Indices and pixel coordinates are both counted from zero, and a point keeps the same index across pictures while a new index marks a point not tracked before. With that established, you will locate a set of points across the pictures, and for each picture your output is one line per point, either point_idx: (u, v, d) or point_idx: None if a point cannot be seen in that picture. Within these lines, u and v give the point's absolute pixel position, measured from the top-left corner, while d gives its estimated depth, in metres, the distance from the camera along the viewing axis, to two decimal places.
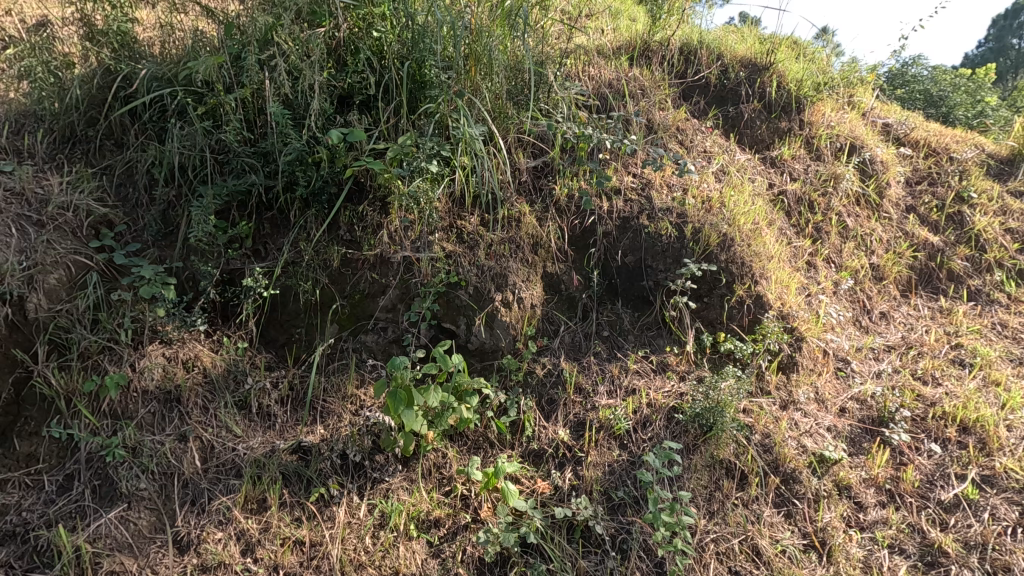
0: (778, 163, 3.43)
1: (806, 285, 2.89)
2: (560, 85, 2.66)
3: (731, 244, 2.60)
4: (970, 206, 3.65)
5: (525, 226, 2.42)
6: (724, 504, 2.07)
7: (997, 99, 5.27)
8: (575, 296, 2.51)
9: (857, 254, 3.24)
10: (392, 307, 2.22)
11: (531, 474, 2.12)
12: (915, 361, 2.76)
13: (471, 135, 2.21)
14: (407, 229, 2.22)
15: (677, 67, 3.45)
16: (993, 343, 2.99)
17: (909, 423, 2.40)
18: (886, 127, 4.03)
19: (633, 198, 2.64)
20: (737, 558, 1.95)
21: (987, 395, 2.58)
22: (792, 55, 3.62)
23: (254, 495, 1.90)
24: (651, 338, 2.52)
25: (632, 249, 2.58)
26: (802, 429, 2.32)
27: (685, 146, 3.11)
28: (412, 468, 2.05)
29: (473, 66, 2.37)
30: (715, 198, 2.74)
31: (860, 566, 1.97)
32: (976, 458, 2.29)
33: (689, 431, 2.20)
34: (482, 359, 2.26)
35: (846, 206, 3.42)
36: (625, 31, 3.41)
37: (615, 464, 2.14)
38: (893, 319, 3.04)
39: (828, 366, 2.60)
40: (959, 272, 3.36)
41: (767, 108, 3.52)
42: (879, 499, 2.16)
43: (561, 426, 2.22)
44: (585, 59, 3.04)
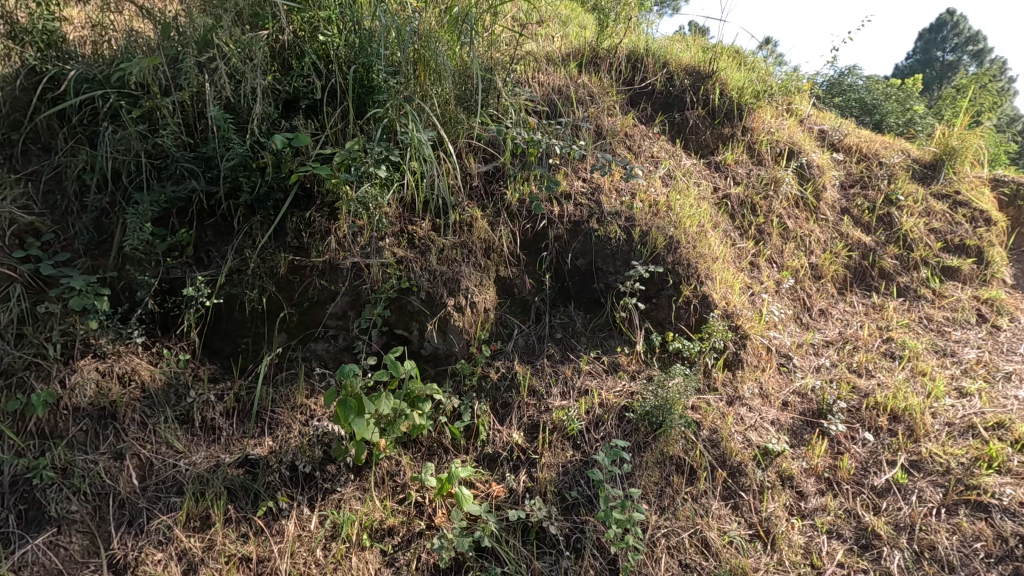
0: (722, 168, 3.56)
1: (749, 285, 3.01)
2: (509, 91, 2.69)
3: (677, 246, 2.69)
4: (899, 208, 3.88)
5: (477, 231, 2.43)
6: (674, 500, 2.12)
7: (924, 108, 5.63)
8: (528, 299, 2.54)
9: (797, 254, 3.40)
10: (342, 314, 2.18)
11: (486, 478, 2.12)
12: (851, 355, 2.92)
13: (420, 140, 2.21)
14: (357, 235, 2.20)
15: (624, 74, 3.55)
16: (920, 335, 3.18)
17: (845, 414, 2.53)
18: (822, 133, 4.25)
19: (583, 202, 2.69)
20: (687, 551, 2.00)
21: (915, 384, 2.74)
22: (733, 65, 3.78)
23: (197, 513, 1.83)
24: (602, 339, 2.57)
25: (582, 252, 2.63)
26: (747, 424, 2.41)
27: (633, 151, 3.19)
28: (365, 477, 2.03)
29: (422, 71, 2.37)
30: (662, 201, 2.83)
31: (802, 553, 2.06)
32: (905, 444, 2.42)
33: (639, 429, 2.25)
34: (436, 364, 2.25)
35: (786, 208, 3.58)
36: (574, 38, 3.48)
37: (568, 464, 2.16)
38: (831, 315, 3.21)
39: (770, 362, 2.72)
40: (889, 270, 3.56)
41: (710, 115, 3.67)
42: (819, 487, 2.25)
43: (516, 429, 2.24)
44: (535, 65, 3.09)
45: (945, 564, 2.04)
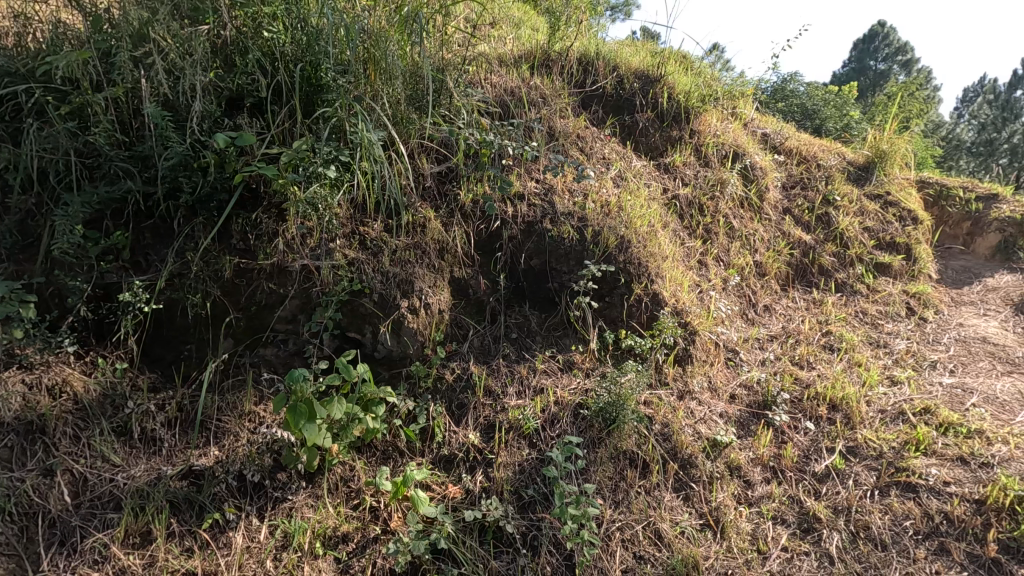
0: (671, 169, 3.67)
1: (698, 283, 3.12)
2: (462, 91, 2.69)
3: (628, 246, 2.75)
4: (836, 208, 4.09)
5: (430, 231, 2.42)
6: (628, 493, 2.17)
7: (859, 114, 5.97)
8: (483, 299, 2.54)
9: (743, 252, 3.53)
10: (292, 317, 2.13)
11: (442, 480, 2.11)
12: (793, 349, 3.06)
13: (371, 140, 2.18)
14: (306, 236, 2.15)
15: (576, 77, 3.61)
16: (856, 328, 3.36)
17: (789, 405, 2.64)
18: (764, 136, 4.44)
19: (537, 203, 2.72)
20: (641, 543, 2.04)
21: (851, 374, 2.89)
22: (681, 69, 3.91)
23: (136, 529, 1.74)
24: (557, 338, 2.61)
25: (536, 252, 2.65)
26: (697, 417, 2.49)
27: (585, 152, 3.25)
28: (318, 484, 1.99)
29: (373, 71, 2.34)
30: (614, 202, 2.89)
31: (749, 539, 2.12)
32: (842, 431, 2.53)
33: (593, 425, 2.28)
34: (390, 367, 2.23)
35: (732, 208, 3.71)
36: (526, 41, 3.51)
37: (524, 463, 2.17)
38: (775, 311, 3.35)
39: (719, 357, 2.82)
40: (828, 267, 3.75)
41: (659, 118, 3.78)
42: (764, 476, 2.34)
43: (472, 429, 2.24)
44: (488, 66, 3.10)
45: (879, 543, 2.11)
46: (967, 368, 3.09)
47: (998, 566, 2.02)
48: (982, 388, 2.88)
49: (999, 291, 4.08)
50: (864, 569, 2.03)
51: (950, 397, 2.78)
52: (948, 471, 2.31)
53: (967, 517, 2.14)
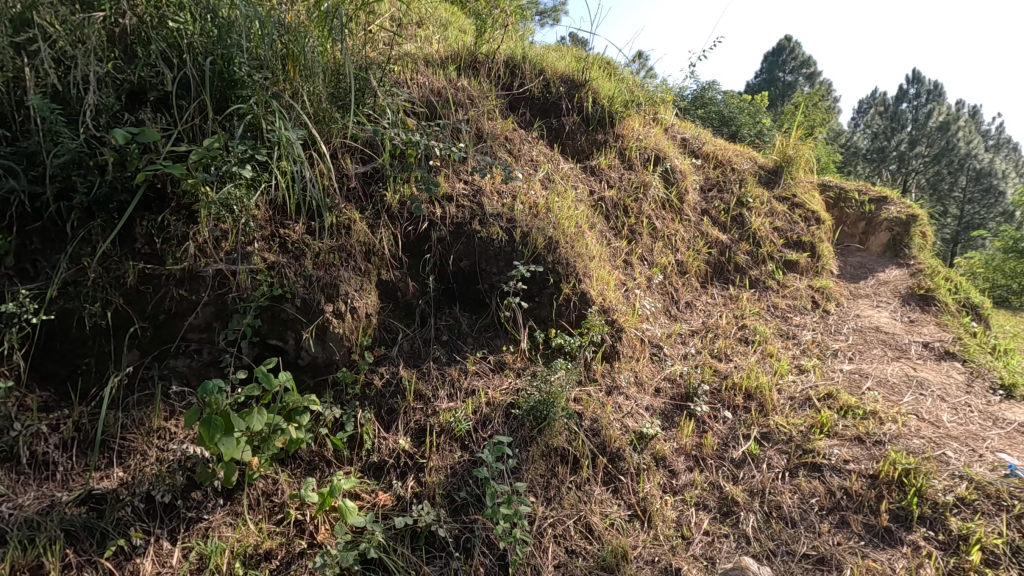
0: (597, 172, 3.78)
1: (624, 282, 3.23)
2: (387, 91, 2.65)
3: (556, 246, 2.80)
4: (749, 209, 4.36)
5: (356, 233, 2.35)
6: (559, 490, 2.20)
7: (770, 121, 6.40)
8: (412, 302, 2.52)
9: (665, 252, 3.69)
10: (206, 325, 2.01)
11: (372, 488, 2.06)
12: (712, 343, 3.23)
13: (290, 138, 2.09)
14: (221, 240, 2.03)
15: (503, 80, 3.64)
16: (768, 321, 3.59)
17: (708, 396, 2.79)
18: (684, 141, 4.67)
19: (465, 204, 2.72)
20: (572, 538, 2.07)
21: (764, 364, 3.08)
22: (604, 75, 4.05)
23: (25, 564, 1.54)
24: (488, 339, 2.62)
25: (465, 253, 2.65)
26: (624, 411, 2.57)
27: (513, 154, 3.28)
28: (237, 501, 1.88)
29: (291, 67, 2.25)
30: (542, 204, 2.94)
31: (674, 526, 2.17)
32: (757, 418, 2.67)
33: (525, 424, 2.31)
34: (315, 374, 2.15)
35: (655, 209, 3.87)
36: (453, 42, 3.51)
37: (456, 465, 2.16)
38: (695, 307, 3.53)
39: (644, 352, 2.94)
40: (742, 264, 3.99)
41: (585, 122, 3.89)
42: (687, 464, 2.43)
43: (402, 435, 2.20)
44: (413, 66, 3.06)
45: (788, 520, 2.19)
46: (863, 355, 3.38)
47: (889, 534, 2.11)
48: (875, 373, 3.16)
49: (890, 284, 4.50)
50: (776, 546, 2.10)
51: (848, 382, 3.03)
52: (847, 450, 2.45)
53: (863, 491, 2.25)
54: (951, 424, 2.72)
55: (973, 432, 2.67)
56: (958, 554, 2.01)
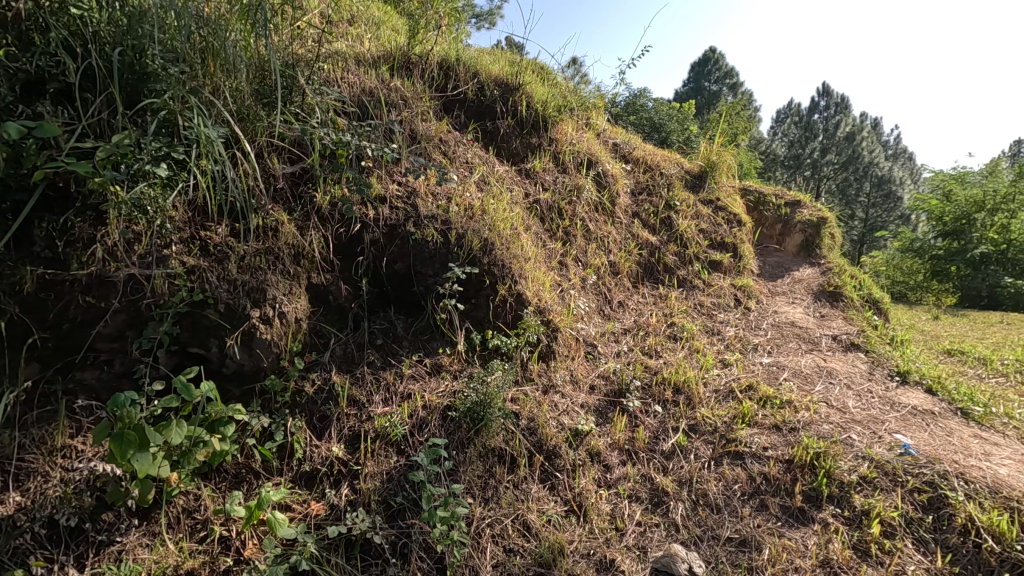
0: (531, 174, 3.84)
1: (559, 283, 3.31)
2: (316, 89, 2.58)
3: (492, 248, 2.82)
4: (676, 212, 4.57)
5: (284, 235, 2.27)
6: (496, 489, 2.21)
7: (697, 127, 6.73)
8: (344, 306, 2.47)
9: (599, 253, 3.80)
10: (117, 335, 1.88)
11: (304, 498, 1.99)
12: (644, 340, 3.36)
13: (210, 136, 1.99)
14: (133, 243, 1.89)
15: (437, 81, 3.64)
16: (695, 319, 3.78)
17: (640, 391, 2.90)
18: (615, 146, 4.83)
19: (399, 206, 2.70)
20: (509, 536, 2.07)
21: (691, 360, 3.24)
22: (537, 80, 4.12)
23: None
24: (424, 342, 2.61)
25: (400, 256, 2.63)
26: (560, 409, 2.62)
27: (448, 156, 3.28)
28: (154, 520, 1.77)
29: (212, 61, 2.13)
30: (477, 206, 2.96)
31: (608, 519, 2.21)
32: (684, 411, 2.79)
33: (462, 426, 2.31)
34: (241, 383, 2.06)
35: (588, 212, 3.98)
36: (385, 42, 3.46)
37: (392, 471, 2.12)
38: (627, 306, 3.67)
39: (579, 351, 3.03)
40: (671, 265, 4.17)
41: (519, 125, 3.95)
42: (621, 458, 2.50)
43: (335, 442, 2.14)
44: (344, 64, 3.00)
45: (713, 506, 2.27)
46: (779, 349, 3.62)
47: (802, 514, 2.21)
48: (790, 365, 3.40)
49: (804, 282, 4.84)
50: (703, 532, 2.16)
51: (767, 374, 3.23)
52: (766, 438, 2.60)
53: (780, 475, 2.37)
54: (856, 410, 2.94)
55: (874, 416, 2.90)
56: (861, 528, 2.13)
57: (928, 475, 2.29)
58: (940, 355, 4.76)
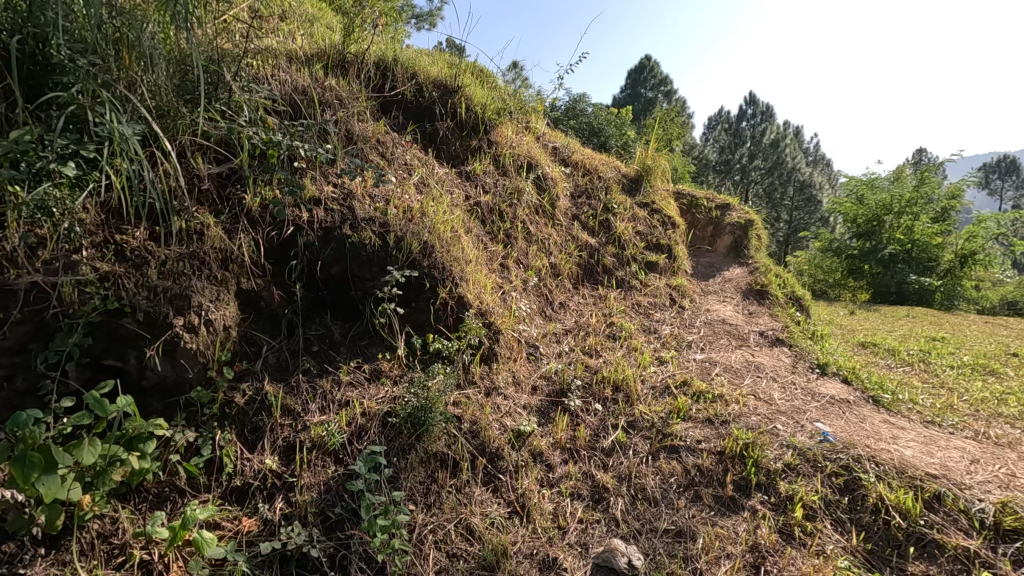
0: (472, 177, 3.83)
1: (500, 285, 3.32)
2: (244, 86, 2.47)
3: (432, 250, 2.79)
4: (614, 214, 4.69)
5: (210, 239, 2.16)
6: (439, 495, 2.18)
7: (635, 132, 6.95)
8: (277, 313, 2.38)
9: (540, 255, 3.85)
10: (19, 348, 1.71)
11: (234, 515, 1.90)
12: (584, 340, 3.43)
13: (124, 133, 1.86)
14: (36, 248, 1.72)
15: (374, 81, 3.58)
16: (633, 318, 3.89)
17: (581, 390, 2.95)
18: (555, 149, 4.91)
19: (335, 208, 2.63)
20: (452, 541, 2.05)
21: (630, 358, 3.33)
22: (476, 83, 4.13)
23: None
24: (363, 348, 2.55)
25: (336, 259, 2.56)
26: (502, 411, 2.63)
27: (386, 157, 3.23)
28: (64, 548, 1.61)
29: (126, 54, 2.00)
30: (416, 208, 2.92)
31: (551, 518, 2.23)
32: (623, 408, 2.87)
33: (403, 432, 2.27)
34: (164, 396, 1.94)
35: (529, 214, 4.02)
36: (319, 39, 3.36)
37: (330, 481, 2.06)
38: (568, 307, 3.73)
39: (521, 353, 3.06)
40: (610, 266, 4.29)
41: (459, 127, 3.95)
42: (562, 457, 2.53)
43: (268, 454, 2.05)
44: (275, 61, 2.88)
45: (651, 500, 2.33)
46: (712, 345, 3.79)
47: (733, 502, 2.32)
48: (722, 360, 3.56)
49: (733, 281, 5.08)
50: (641, 525, 2.22)
51: (700, 369, 3.38)
52: (699, 431, 2.71)
53: (712, 466, 2.47)
54: (781, 401, 3.12)
55: (797, 406, 3.09)
56: (785, 512, 2.25)
57: (844, 460, 2.46)
58: (855, 347, 5.13)
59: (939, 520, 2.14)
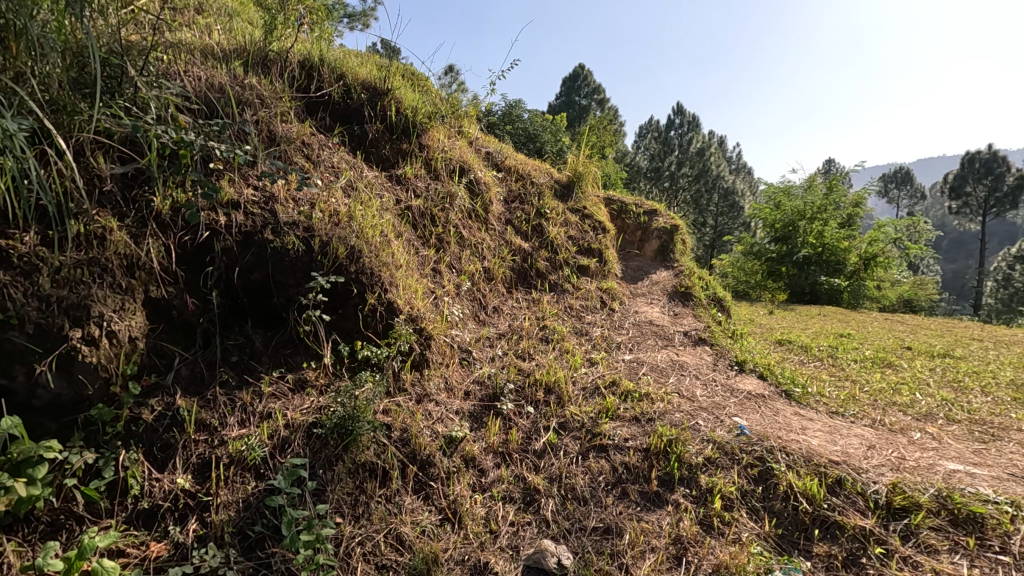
0: (402, 181, 3.78)
1: (432, 290, 3.30)
2: (152, 82, 2.32)
3: (360, 255, 2.72)
4: (547, 219, 4.77)
5: (112, 244, 2.01)
6: (367, 506, 2.12)
7: (569, 139, 7.14)
8: (191, 322, 2.24)
9: (472, 260, 3.85)
10: None
11: (141, 540, 1.76)
12: (517, 344, 3.46)
13: (9, 129, 1.67)
14: None
15: (299, 81, 3.46)
16: (566, 321, 3.97)
17: (514, 393, 2.98)
18: (488, 154, 4.94)
19: (255, 212, 2.52)
20: (382, 553, 1.99)
21: (561, 360, 3.40)
22: (407, 86, 4.09)
23: None
24: (286, 357, 2.46)
25: (256, 265, 2.45)
26: (434, 417, 2.60)
27: (312, 160, 3.13)
28: None
29: (13, 42, 1.83)
30: (344, 212, 2.84)
31: (483, 523, 2.22)
32: (555, 410, 2.91)
33: (329, 443, 2.20)
34: (59, 416, 1.78)
35: (461, 219, 4.02)
36: (238, 35, 3.22)
37: (250, 498, 1.96)
38: (502, 311, 3.76)
39: (453, 358, 3.05)
40: (542, 270, 4.36)
41: (389, 131, 3.89)
42: (495, 461, 2.53)
43: (180, 473, 1.93)
44: (188, 56, 2.73)
45: (580, 499, 2.38)
46: (640, 346, 3.93)
47: (658, 497, 2.40)
48: (649, 360, 3.70)
49: (660, 284, 5.30)
50: (571, 524, 2.26)
51: (628, 369, 3.49)
52: (626, 429, 2.80)
53: (638, 463, 2.56)
54: (702, 398, 3.28)
55: (717, 402, 3.25)
56: (706, 504, 2.36)
57: (759, 451, 2.61)
58: (772, 345, 5.47)
59: (839, 503, 2.31)
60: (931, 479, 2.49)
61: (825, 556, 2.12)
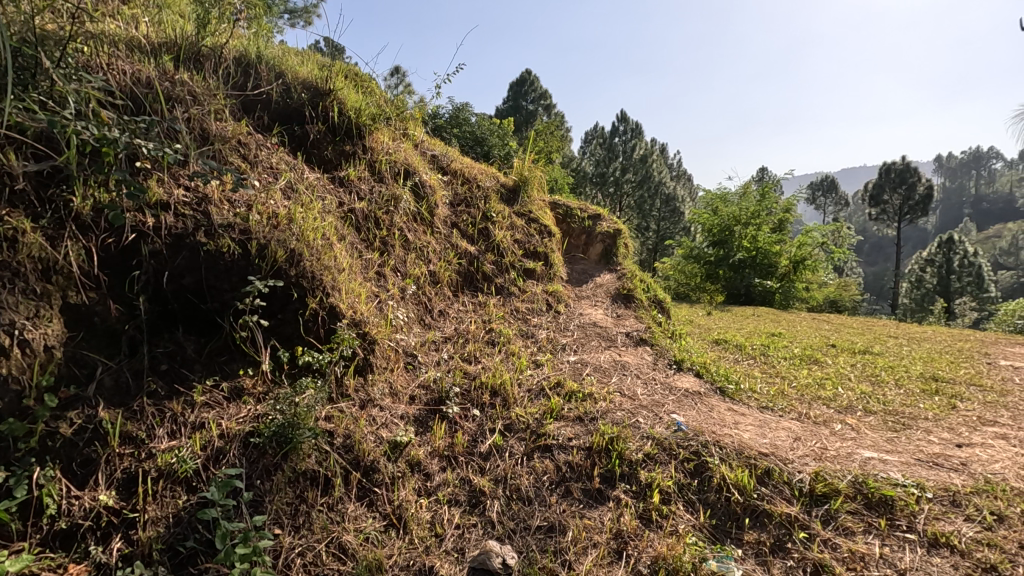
0: (345, 183, 3.72)
1: (376, 294, 3.25)
2: (70, 74, 2.18)
3: (300, 258, 2.65)
4: (493, 223, 4.80)
5: (25, 247, 1.88)
6: (308, 515, 2.07)
7: (516, 143, 7.20)
8: (115, 329, 2.11)
9: (418, 263, 3.83)
10: None
11: (58, 562, 1.65)
12: (463, 347, 3.47)
13: None
14: None
15: (234, 79, 3.34)
16: (511, 324, 4.01)
17: (460, 397, 2.98)
18: (434, 157, 4.92)
19: (186, 213, 2.42)
20: (324, 562, 1.95)
21: (507, 362, 3.43)
22: (350, 87, 4.02)
23: None
24: (222, 364, 2.36)
25: (188, 269, 2.35)
26: (378, 423, 2.57)
27: (248, 160, 3.03)
28: None
29: None
30: (283, 214, 2.76)
31: (428, 527, 2.21)
32: (501, 412, 2.93)
33: (267, 452, 2.13)
34: None
35: (406, 222, 3.99)
36: (167, 28, 3.07)
37: (181, 512, 1.88)
38: (447, 315, 3.76)
39: (397, 362, 3.02)
40: (488, 273, 4.39)
41: (331, 132, 3.82)
42: (440, 465, 2.53)
43: (104, 489, 1.82)
44: (111, 49, 2.58)
45: (525, 499, 2.41)
46: (584, 347, 4.02)
47: (600, 494, 2.47)
48: (593, 361, 3.79)
49: (604, 286, 5.43)
50: (516, 524, 2.29)
51: (573, 370, 3.57)
52: (570, 429, 2.86)
53: (581, 462, 2.61)
54: (642, 396, 3.39)
55: (657, 400, 3.38)
56: (645, 498, 2.44)
57: (694, 446, 2.73)
58: (710, 344, 5.72)
59: (768, 493, 2.44)
60: (849, 466, 2.67)
61: (754, 543, 2.24)
